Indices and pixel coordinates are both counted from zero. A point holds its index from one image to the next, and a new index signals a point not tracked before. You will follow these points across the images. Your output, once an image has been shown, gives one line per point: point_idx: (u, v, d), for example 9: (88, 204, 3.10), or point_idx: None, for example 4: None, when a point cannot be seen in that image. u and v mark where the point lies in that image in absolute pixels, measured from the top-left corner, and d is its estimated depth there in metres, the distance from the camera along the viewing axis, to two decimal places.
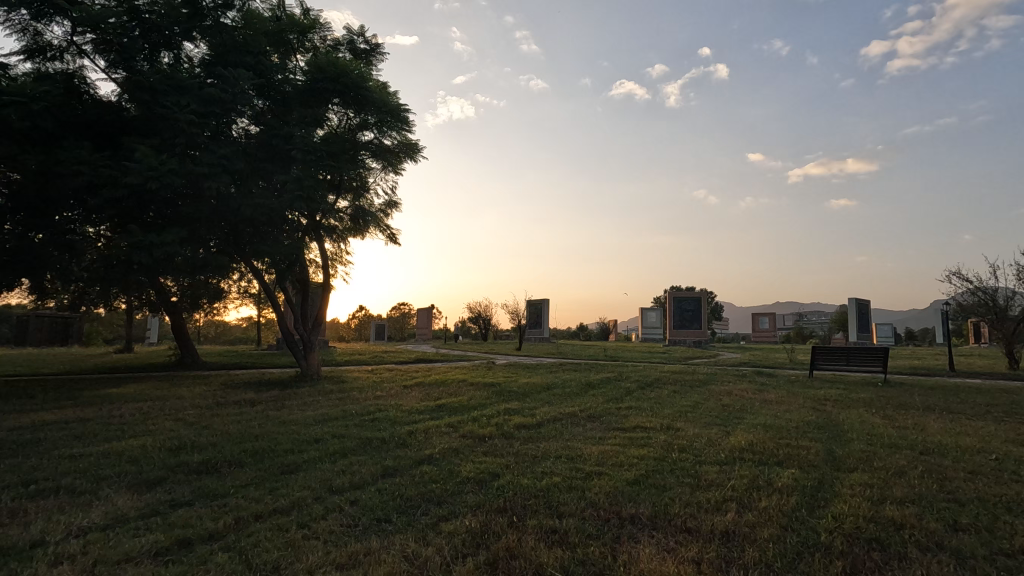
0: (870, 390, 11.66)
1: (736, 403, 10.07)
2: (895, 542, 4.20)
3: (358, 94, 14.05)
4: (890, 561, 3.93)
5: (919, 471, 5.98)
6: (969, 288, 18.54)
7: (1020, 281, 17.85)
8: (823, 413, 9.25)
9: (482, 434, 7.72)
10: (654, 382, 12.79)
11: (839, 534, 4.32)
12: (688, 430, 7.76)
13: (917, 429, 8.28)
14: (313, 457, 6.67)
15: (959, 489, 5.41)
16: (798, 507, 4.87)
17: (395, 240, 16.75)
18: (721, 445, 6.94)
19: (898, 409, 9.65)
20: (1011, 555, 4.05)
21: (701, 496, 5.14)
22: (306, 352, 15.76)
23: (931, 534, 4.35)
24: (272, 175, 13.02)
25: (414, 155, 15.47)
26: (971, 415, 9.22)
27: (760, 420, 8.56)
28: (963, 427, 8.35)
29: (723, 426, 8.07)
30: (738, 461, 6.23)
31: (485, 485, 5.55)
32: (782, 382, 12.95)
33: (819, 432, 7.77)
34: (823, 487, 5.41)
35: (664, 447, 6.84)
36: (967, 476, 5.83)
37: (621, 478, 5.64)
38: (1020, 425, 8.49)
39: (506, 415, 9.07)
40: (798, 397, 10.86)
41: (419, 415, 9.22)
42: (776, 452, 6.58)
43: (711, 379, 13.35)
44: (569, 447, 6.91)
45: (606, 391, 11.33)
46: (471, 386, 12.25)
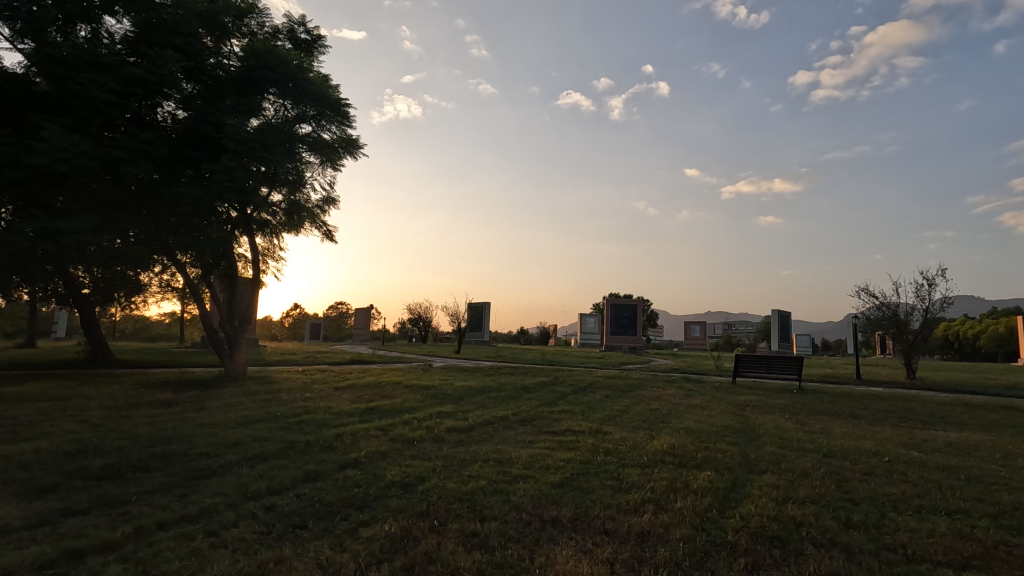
0: (786, 396, 12.43)
1: (663, 408, 10.47)
2: (793, 539, 4.49)
3: (295, 86, 13.63)
4: (787, 557, 4.19)
5: (821, 472, 6.43)
6: (876, 303, 20.14)
7: (918, 298, 19.56)
8: (742, 418, 9.76)
9: (412, 438, 7.61)
10: (588, 386, 13.06)
11: (744, 533, 4.58)
12: (615, 434, 7.97)
13: (823, 432, 8.89)
14: (229, 461, 6.36)
15: (855, 489, 5.86)
16: (710, 508, 5.12)
17: (331, 238, 16.28)
18: (645, 448, 7.18)
19: (808, 414, 10.35)
20: (893, 550, 4.43)
21: (622, 497, 5.30)
22: (231, 350, 15.04)
23: (826, 531, 4.68)
24: (200, 164, 12.37)
25: (354, 152, 15.09)
26: (871, 420, 10.02)
27: (684, 424, 8.93)
28: (863, 431, 9.04)
29: (649, 430, 8.36)
30: (659, 464, 6.46)
31: (410, 489, 5.48)
32: (707, 388, 13.58)
33: (736, 436, 8.20)
34: (735, 489, 5.71)
35: (590, 450, 7.01)
36: (863, 477, 6.31)
37: (546, 481, 5.72)
38: (912, 429, 9.30)
39: (439, 418, 8.99)
40: (721, 402, 11.41)
41: (349, 418, 8.99)
42: (696, 455, 6.89)
43: (642, 384, 13.82)
44: (498, 450, 6.95)
45: (541, 395, 11.49)
46: (406, 388, 12.07)
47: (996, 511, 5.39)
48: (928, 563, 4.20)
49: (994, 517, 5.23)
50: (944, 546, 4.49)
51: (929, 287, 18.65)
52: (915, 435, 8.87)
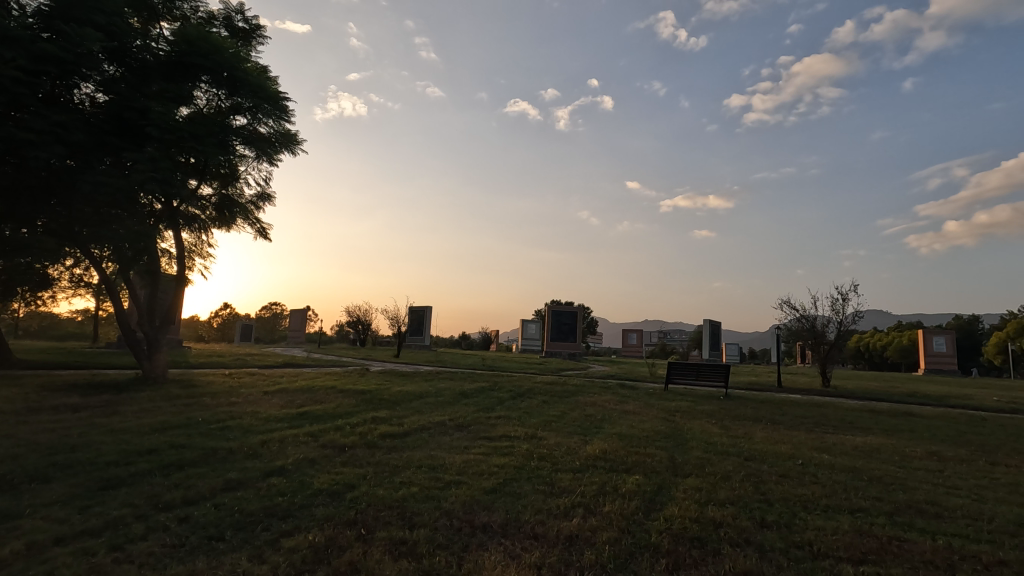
0: (714, 403, 13.00)
1: (598, 413, 10.70)
2: (712, 539, 4.70)
3: (229, 76, 13.05)
4: (706, 557, 4.38)
5: (741, 475, 6.77)
6: (797, 315, 21.48)
7: (834, 311, 21.04)
8: (672, 423, 10.15)
9: (344, 444, 7.40)
10: (526, 392, 13.16)
11: (667, 534, 4.76)
12: (549, 439, 8.07)
13: (746, 437, 9.37)
14: (140, 470, 5.94)
15: (771, 490, 6.22)
16: (637, 510, 5.28)
17: (265, 236, 15.63)
18: (579, 453, 7.32)
19: (733, 420, 10.87)
20: (800, 547, 4.72)
21: (553, 502, 5.37)
22: (150, 352, 14.07)
23: (742, 531, 4.93)
24: (121, 151, 11.60)
25: (292, 147, 14.47)
26: (789, 426, 10.64)
27: (616, 430, 9.17)
28: (782, 435, 9.60)
29: (583, 435, 8.52)
30: (591, 469, 6.60)
31: (338, 497, 5.32)
32: (641, 394, 14.01)
33: (665, 441, 8.49)
34: (661, 492, 5.91)
35: (524, 455, 7.06)
36: (779, 479, 6.69)
37: (479, 486, 5.71)
38: (824, 434, 9.95)
39: (373, 423, 8.79)
40: (653, 408, 11.79)
41: (277, 423, 8.63)
42: (626, 459, 7.09)
43: (579, 390, 14.06)
44: (432, 456, 6.88)
45: (479, 401, 11.46)
46: (340, 393, 11.73)
47: (892, 509, 5.87)
48: (830, 559, 4.52)
49: (890, 515, 5.69)
50: (846, 542, 4.84)
51: (843, 301, 20.10)
52: (826, 439, 9.51)
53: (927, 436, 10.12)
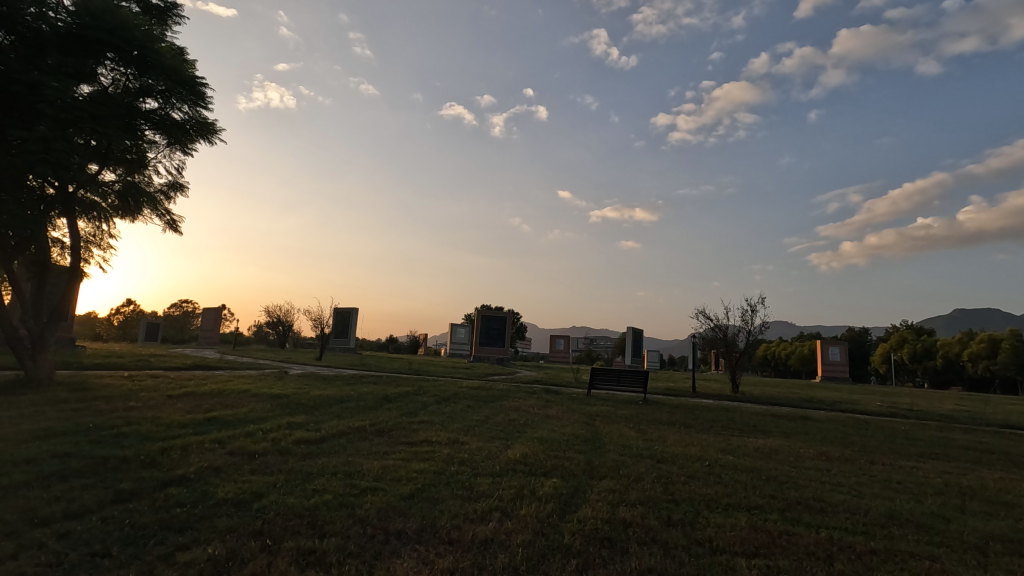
0: (632, 407, 13.53)
1: (520, 418, 10.84)
2: (621, 539, 4.90)
3: (139, 55, 12.12)
4: (614, 556, 4.57)
5: (652, 476, 7.10)
6: (711, 325, 22.78)
7: (744, 321, 22.51)
8: (591, 427, 10.45)
9: (253, 451, 7.04)
10: (451, 396, 13.09)
11: (579, 535, 4.90)
12: (471, 444, 8.07)
13: (659, 440, 9.82)
14: (13, 483, 5.36)
15: (678, 490, 6.56)
16: (552, 513, 5.39)
17: (175, 228, 14.61)
18: (499, 457, 7.38)
19: (649, 424, 11.35)
20: (701, 543, 5.02)
21: (470, 506, 5.39)
22: (34, 351, 12.70)
23: (649, 530, 5.17)
24: (6, 128, 10.62)
25: (209, 136, 13.68)
26: (699, 429, 11.26)
27: (538, 434, 9.32)
28: (691, 438, 10.15)
29: (505, 440, 8.60)
30: (510, 472, 6.68)
31: (244, 507, 5.06)
32: (564, 399, 14.33)
33: (584, 445, 8.73)
34: (577, 494, 6.08)
35: (445, 460, 7.02)
36: (686, 480, 7.08)
37: (396, 493, 5.62)
38: (730, 437, 10.63)
39: (288, 429, 8.42)
40: (575, 413, 12.10)
41: (181, 430, 8.06)
42: (545, 463, 7.24)
43: (504, 395, 14.18)
44: (349, 462, 6.70)
45: (402, 405, 11.28)
46: (253, 397, 11.15)
47: (784, 505, 6.36)
48: (727, 553, 4.84)
49: (781, 511, 6.17)
50: (742, 537, 5.20)
51: (752, 312, 21.55)
52: (732, 441, 10.15)
53: (819, 438, 11.06)
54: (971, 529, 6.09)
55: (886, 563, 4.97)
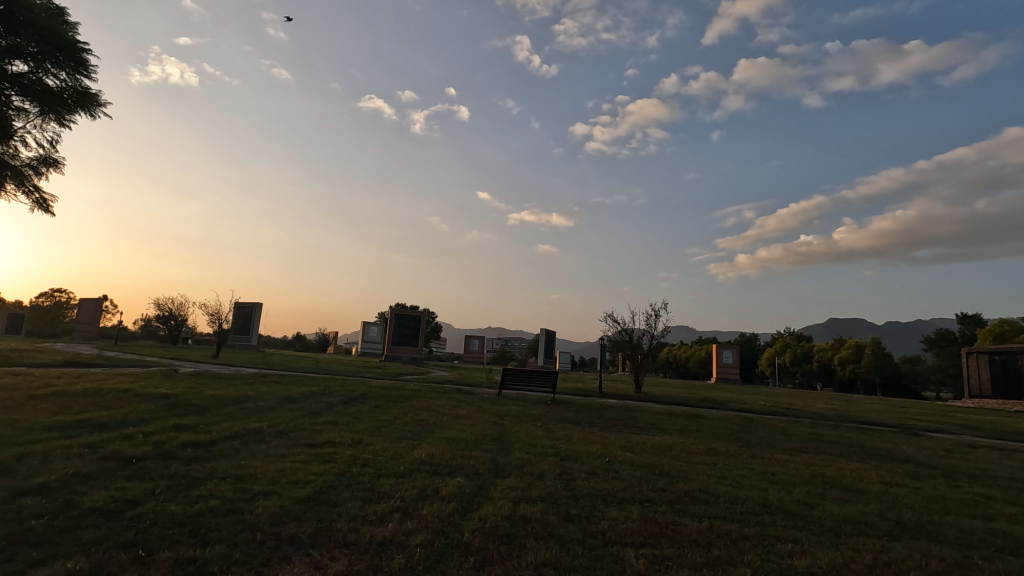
0: (541, 407, 13.87)
1: (429, 418, 10.77)
2: (519, 535, 5.02)
3: (6, 10, 10.58)
4: (511, 552, 4.68)
5: (554, 473, 7.34)
6: (619, 328, 23.90)
7: (648, 325, 23.80)
8: (500, 427, 10.59)
9: (131, 455, 6.46)
10: (358, 397, 12.73)
11: (479, 533, 4.97)
12: (376, 445, 7.89)
13: (564, 438, 10.16)
14: None
15: (578, 486, 6.84)
16: (454, 512, 5.42)
17: (46, 208, 13.07)
18: (405, 457, 7.29)
19: (556, 423, 11.69)
20: (595, 536, 5.27)
21: (370, 508, 5.28)
22: None
23: (547, 525, 5.35)
24: None
25: (90, 108, 12.40)
26: (602, 427, 11.77)
27: (445, 434, 9.31)
28: (594, 436, 10.59)
29: (412, 440, 8.50)
30: (415, 472, 6.63)
31: (115, 517, 4.63)
32: (475, 399, 14.41)
33: (490, 444, 8.82)
34: (480, 492, 6.15)
35: (347, 462, 6.83)
36: (586, 476, 7.39)
37: (291, 496, 5.39)
38: (630, 434, 11.20)
39: (173, 432, 7.80)
40: (485, 413, 12.18)
41: (44, 433, 7.21)
42: (451, 462, 7.25)
43: (415, 394, 14.01)
44: (242, 466, 6.32)
45: (305, 405, 10.81)
46: (136, 397, 10.21)
47: (673, 497, 6.81)
48: (618, 544, 5.12)
49: (670, 503, 6.59)
50: (632, 529, 5.52)
51: (656, 316, 22.85)
52: (631, 439, 10.70)
53: (709, 435, 11.93)
54: (828, 514, 6.85)
55: (756, 547, 5.48)
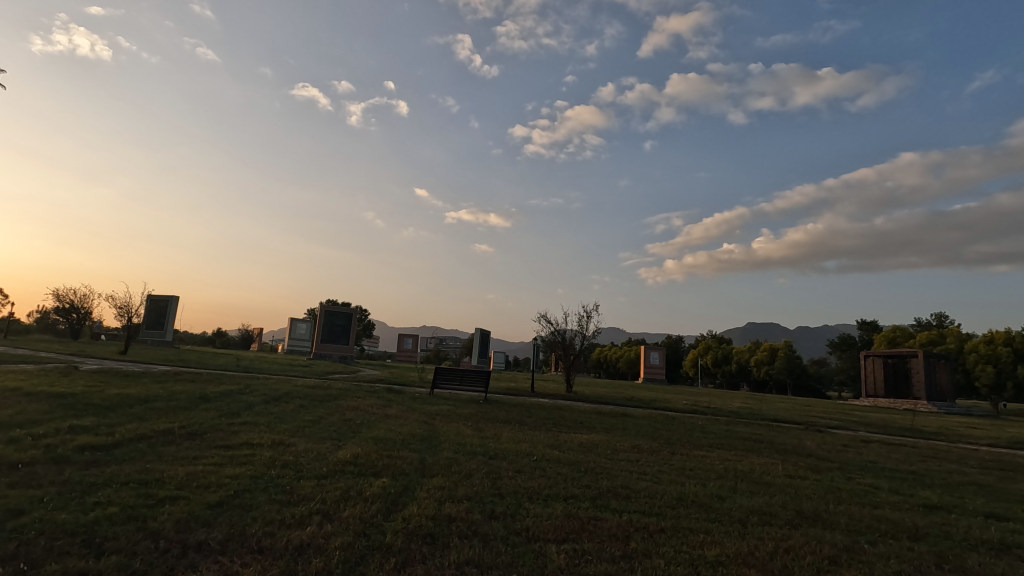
0: (472, 406, 13.87)
1: (356, 418, 10.51)
2: (443, 534, 5.01)
3: None
4: (433, 551, 4.66)
5: (482, 472, 7.36)
6: (552, 329, 24.31)
7: (580, 327, 24.36)
8: (429, 426, 10.49)
9: (17, 460, 5.87)
10: (282, 396, 12.21)
11: (401, 533, 4.91)
12: (298, 445, 7.61)
13: (494, 437, 10.21)
14: None
15: (505, 484, 6.90)
16: (377, 513, 5.32)
17: None
18: (328, 459, 7.07)
19: (486, 422, 11.72)
20: (518, 533, 5.34)
21: (288, 511, 5.08)
22: None
23: (471, 524, 5.36)
24: None
25: None
26: (532, 426, 11.93)
27: (373, 434, 9.11)
28: (524, 435, 10.72)
29: (336, 440, 8.25)
30: (337, 474, 6.44)
31: None
32: (406, 399, 14.21)
33: (419, 444, 8.72)
34: (405, 493, 6.07)
35: (265, 464, 6.54)
36: (513, 474, 7.48)
37: (201, 501, 5.09)
38: (559, 433, 11.42)
39: (69, 434, 7.15)
40: (415, 412, 12.02)
41: None
42: (377, 463, 7.10)
43: (342, 394, 13.61)
44: (146, 470, 5.90)
45: (222, 405, 10.24)
46: (25, 396, 9.28)
47: (596, 493, 7.02)
48: (540, 541, 5.22)
49: (593, 499, 6.80)
50: (555, 525, 5.65)
51: (587, 318, 23.43)
52: (559, 437, 10.90)
53: (633, 432, 12.38)
54: (737, 506, 7.30)
55: (671, 539, 5.75)
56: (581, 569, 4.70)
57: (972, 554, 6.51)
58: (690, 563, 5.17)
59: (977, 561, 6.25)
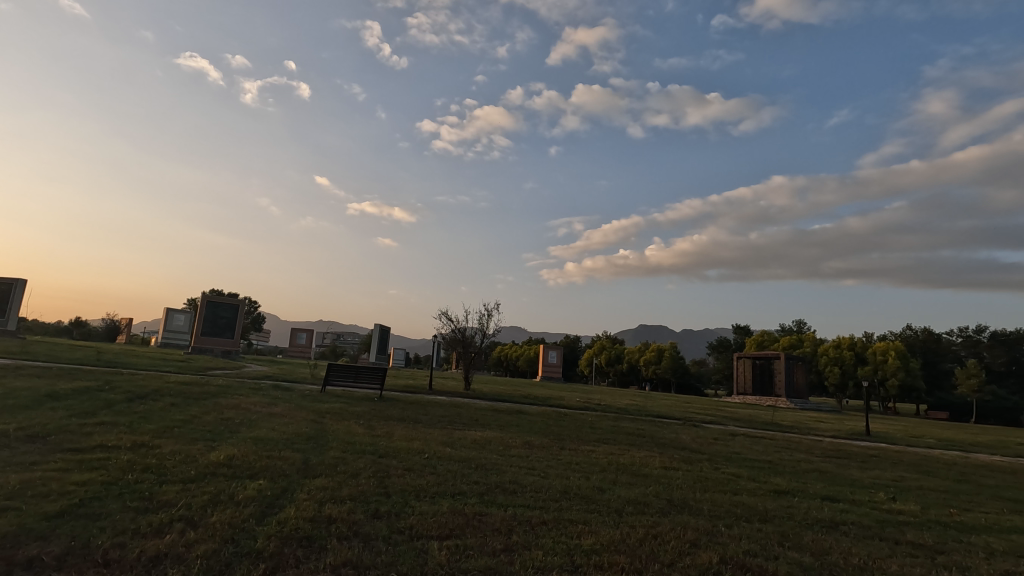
0: (365, 404, 13.52)
1: (236, 416, 9.85)
2: (321, 536, 4.85)
3: None
4: (309, 554, 4.50)
5: (370, 471, 7.22)
6: (452, 326, 24.27)
7: (480, 325, 24.53)
8: (317, 425, 10.07)
9: None
10: (149, 393, 11.12)
11: (274, 537, 4.68)
12: (164, 447, 6.98)
13: (385, 435, 10.03)
14: None
15: (392, 483, 6.81)
16: (248, 517, 5.03)
17: None
18: (199, 461, 6.55)
19: (379, 420, 11.48)
20: (402, 532, 5.31)
21: (144, 519, 4.65)
22: None
23: (353, 524, 5.24)
24: None
25: None
26: (427, 424, 11.86)
27: (253, 433, 8.58)
28: (417, 433, 10.63)
29: (210, 441, 7.66)
30: (208, 477, 6.00)
31: None
32: (294, 396, 13.54)
33: (304, 443, 8.35)
34: (283, 495, 5.79)
35: (123, 468, 5.94)
36: (403, 472, 7.41)
37: (37, 512, 4.52)
38: (453, 430, 11.46)
39: None
40: (303, 410, 11.49)
41: None
42: (255, 464, 6.70)
43: (222, 391, 12.66)
44: None
45: (75, 404, 9.12)
46: None
47: (484, 489, 7.15)
48: (423, 538, 5.22)
49: (481, 495, 6.91)
50: (440, 522, 5.68)
51: (488, 316, 23.66)
52: (453, 435, 10.93)
53: (526, 429, 12.72)
54: (617, 497, 7.79)
55: (551, 531, 6.00)
56: (461, 564, 4.75)
57: (807, 531, 7.45)
58: (567, 552, 5.43)
59: (811, 537, 7.16)
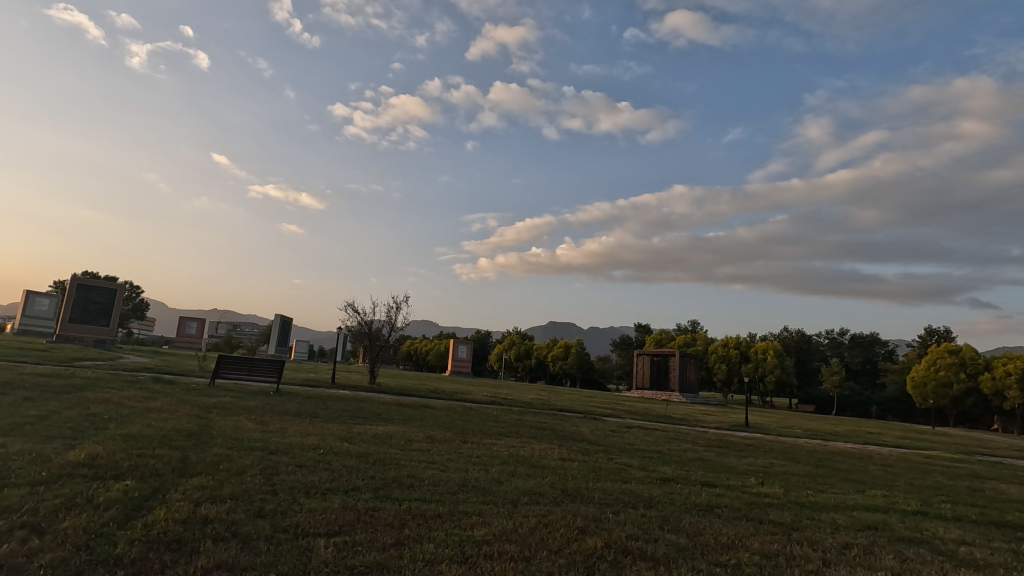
0: (259, 398, 12.77)
1: (105, 411, 8.92)
2: (193, 539, 4.54)
3: None
4: (178, 559, 4.19)
5: (257, 468, 6.85)
6: (359, 318, 23.56)
7: (388, 318, 23.99)
8: (201, 420, 9.38)
9: None
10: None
11: (138, 542, 4.32)
12: (10, 447, 6.17)
13: (279, 431, 9.55)
14: None
15: (280, 480, 6.51)
16: (109, 521, 4.60)
17: None
18: (53, 461, 5.88)
19: (273, 415, 10.91)
20: (286, 530, 5.10)
21: None
22: None
23: (232, 524, 4.96)
24: None
25: None
26: (325, 418, 11.45)
27: (124, 430, 7.82)
28: (314, 428, 10.24)
29: (70, 439, 6.89)
30: (64, 479, 5.40)
31: None
32: (177, 389, 12.50)
33: (184, 440, 7.73)
34: (154, 496, 5.35)
35: None
36: (293, 469, 7.10)
37: None
38: (353, 425, 11.15)
39: None
40: (186, 405, 10.65)
41: None
42: (123, 464, 6.13)
43: (91, 384, 11.44)
44: None
45: None
46: None
47: (379, 484, 7.03)
48: (309, 536, 5.06)
49: (375, 490, 6.79)
50: (329, 518, 5.52)
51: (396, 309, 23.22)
52: (352, 429, 10.64)
53: (429, 423, 12.65)
54: (513, 488, 7.97)
55: (445, 523, 6.04)
56: (347, 560, 4.66)
57: (685, 515, 8.07)
58: (458, 544, 5.50)
59: (687, 520, 7.76)
